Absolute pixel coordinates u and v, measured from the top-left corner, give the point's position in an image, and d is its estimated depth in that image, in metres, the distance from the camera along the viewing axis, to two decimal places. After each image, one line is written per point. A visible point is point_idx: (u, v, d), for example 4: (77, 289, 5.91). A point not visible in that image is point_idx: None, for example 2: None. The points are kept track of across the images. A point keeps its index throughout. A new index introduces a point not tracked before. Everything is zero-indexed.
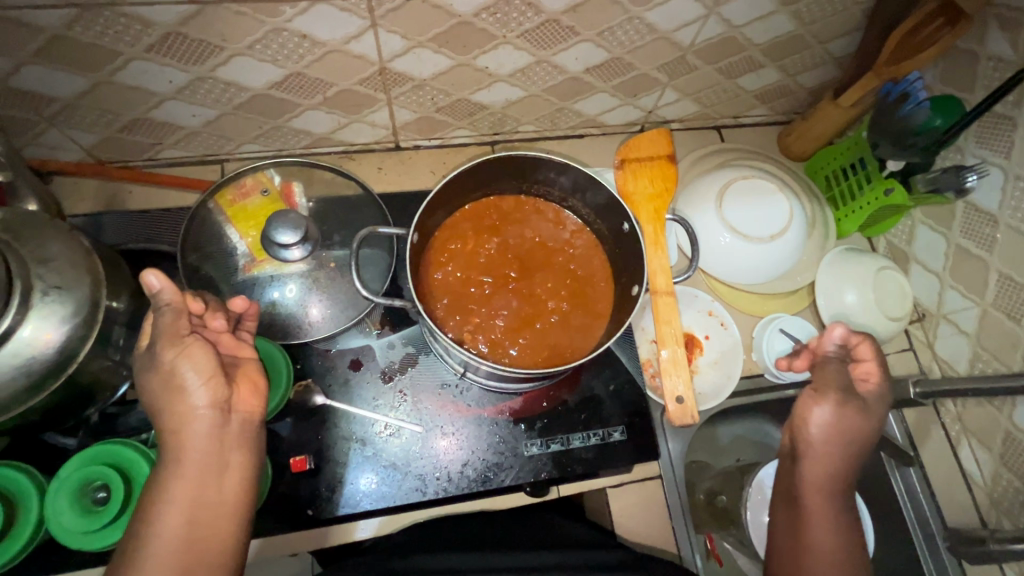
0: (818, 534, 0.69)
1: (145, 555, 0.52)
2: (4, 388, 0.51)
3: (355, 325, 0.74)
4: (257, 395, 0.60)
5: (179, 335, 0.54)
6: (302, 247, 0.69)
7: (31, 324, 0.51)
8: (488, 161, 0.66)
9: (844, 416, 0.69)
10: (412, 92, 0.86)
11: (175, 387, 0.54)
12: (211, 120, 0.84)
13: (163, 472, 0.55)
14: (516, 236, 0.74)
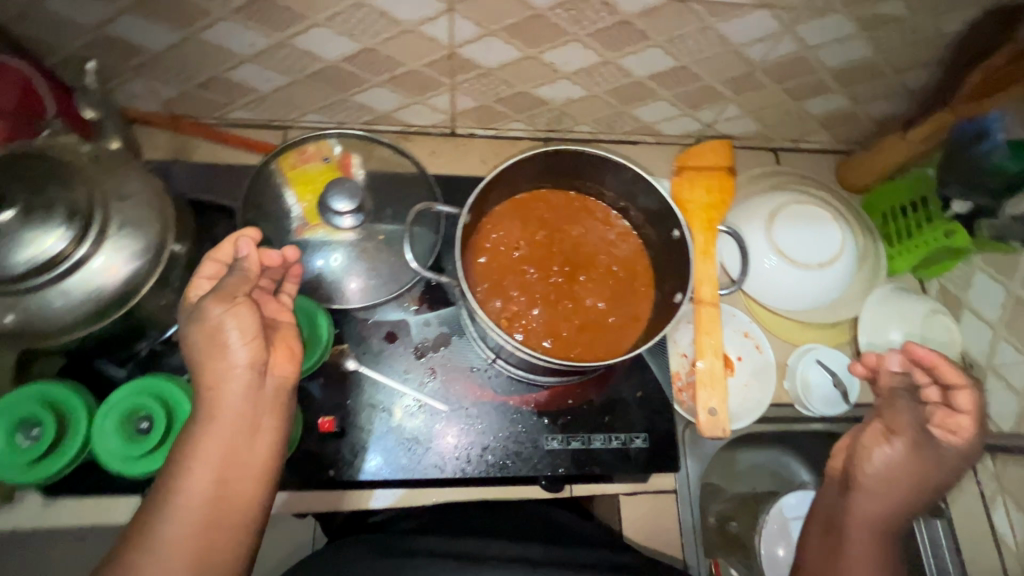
0: (856, 566, 0.72)
1: (177, 499, 0.54)
2: (74, 311, 0.54)
3: (395, 299, 0.75)
4: (292, 360, 0.61)
5: (233, 295, 0.56)
6: (355, 216, 0.72)
7: (104, 254, 0.54)
8: (549, 152, 0.67)
9: (908, 460, 0.73)
10: (477, 80, 0.87)
11: (217, 344, 0.55)
12: (281, 86, 0.87)
13: (196, 427, 0.56)
14: (563, 230, 0.75)
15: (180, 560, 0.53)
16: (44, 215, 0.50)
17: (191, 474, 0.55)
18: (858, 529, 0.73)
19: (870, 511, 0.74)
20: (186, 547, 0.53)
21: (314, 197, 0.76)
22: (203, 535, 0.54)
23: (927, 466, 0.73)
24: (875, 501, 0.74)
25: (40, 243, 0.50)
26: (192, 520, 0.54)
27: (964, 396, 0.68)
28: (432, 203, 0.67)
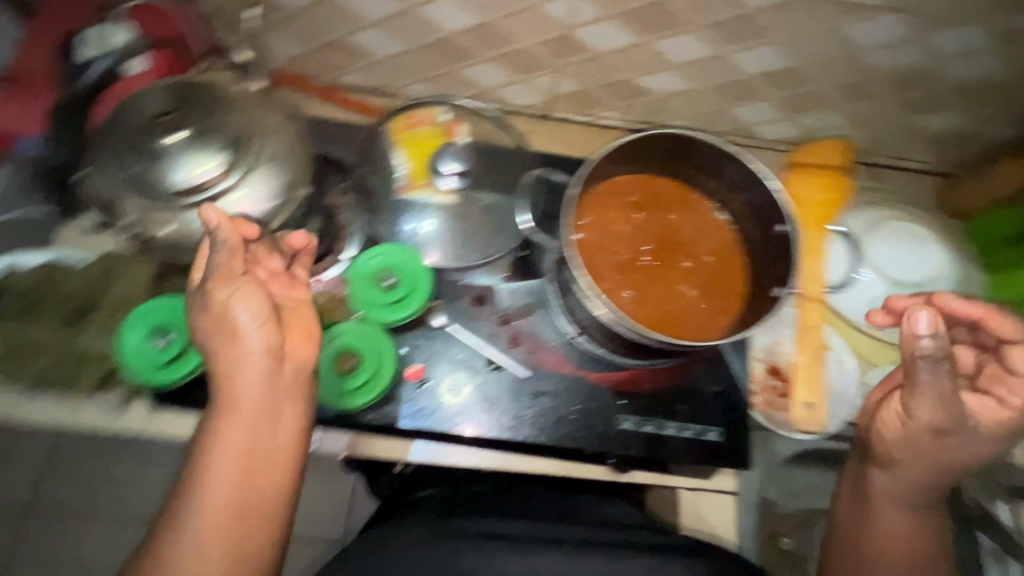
0: (888, 528, 0.66)
1: (202, 496, 0.53)
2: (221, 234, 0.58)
3: (486, 264, 0.78)
4: (309, 343, 0.60)
5: (233, 274, 0.56)
6: (459, 178, 0.76)
7: (245, 185, 0.57)
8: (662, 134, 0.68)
9: (930, 441, 0.64)
10: (583, 64, 0.88)
11: (230, 330, 0.55)
12: (396, 53, 0.91)
13: (217, 419, 0.56)
14: (658, 216, 0.75)
15: (212, 552, 0.52)
16: (204, 144, 0.56)
17: (213, 469, 0.54)
18: (884, 530, 0.66)
19: (901, 508, 0.67)
20: (217, 540, 0.52)
21: (421, 158, 0.79)
22: (237, 527, 0.53)
23: (954, 442, 0.64)
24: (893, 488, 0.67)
25: (196, 167, 0.56)
26: (218, 514, 0.53)
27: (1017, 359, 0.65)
28: (548, 170, 0.81)
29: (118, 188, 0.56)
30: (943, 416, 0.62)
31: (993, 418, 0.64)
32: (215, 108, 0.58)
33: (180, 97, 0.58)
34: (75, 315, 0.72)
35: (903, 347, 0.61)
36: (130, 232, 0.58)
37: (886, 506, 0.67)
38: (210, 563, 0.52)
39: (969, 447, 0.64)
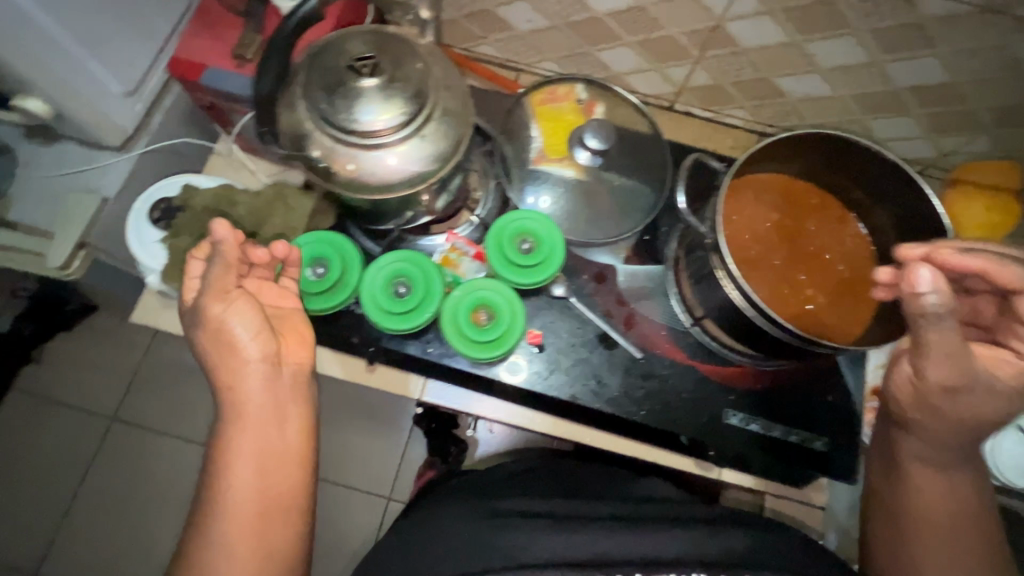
0: (926, 498, 0.58)
1: (227, 502, 0.56)
2: (402, 176, 0.61)
3: (609, 244, 0.79)
4: (302, 346, 0.64)
5: (225, 288, 0.58)
6: (595, 155, 0.76)
7: (428, 130, 0.60)
8: (820, 134, 0.66)
9: (949, 405, 0.54)
10: (725, 58, 0.88)
11: (231, 344, 0.58)
12: (538, 29, 0.92)
13: (225, 431, 0.58)
14: (791, 216, 0.74)
15: (241, 554, 0.54)
16: (392, 94, 0.57)
17: (232, 478, 0.56)
18: (928, 523, 0.58)
19: (932, 482, 0.59)
20: (244, 544, 0.55)
21: (557, 133, 0.82)
22: (261, 524, 0.56)
23: (966, 397, 0.54)
24: (914, 464, 0.59)
25: (374, 110, 0.57)
26: (243, 517, 0.55)
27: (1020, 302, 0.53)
28: (704, 153, 0.66)
29: (305, 123, 0.59)
30: (959, 374, 0.52)
31: (1010, 372, 0.54)
32: (397, 51, 0.59)
33: (368, 36, 0.59)
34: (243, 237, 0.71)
35: (909, 307, 0.50)
36: (306, 165, 0.60)
37: (923, 494, 0.59)
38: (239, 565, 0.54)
39: (983, 400, 0.54)
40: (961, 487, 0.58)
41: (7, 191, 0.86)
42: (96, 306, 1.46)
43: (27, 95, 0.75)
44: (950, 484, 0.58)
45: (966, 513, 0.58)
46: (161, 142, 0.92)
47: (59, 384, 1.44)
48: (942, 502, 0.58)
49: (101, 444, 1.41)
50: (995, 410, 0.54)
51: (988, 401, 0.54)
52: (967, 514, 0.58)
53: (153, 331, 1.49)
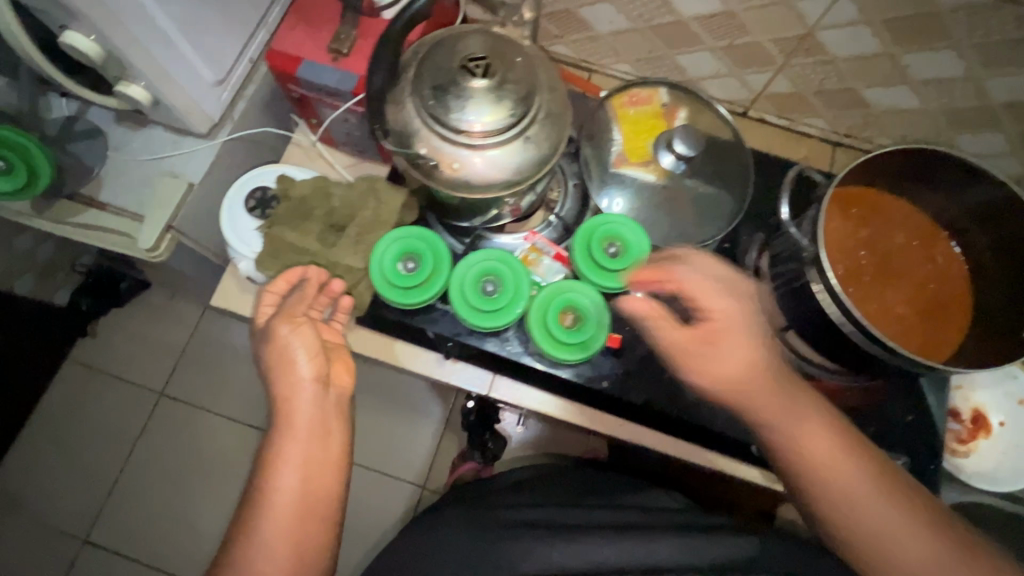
0: (834, 474, 0.57)
1: (267, 505, 0.56)
2: (502, 177, 0.62)
3: (689, 251, 0.79)
4: (348, 373, 0.67)
5: (295, 314, 0.65)
6: (679, 161, 0.76)
7: (531, 132, 0.60)
8: (929, 152, 0.64)
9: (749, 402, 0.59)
10: (812, 66, 0.86)
11: (290, 361, 0.63)
12: (618, 31, 0.91)
13: (274, 441, 0.60)
14: (883, 232, 0.73)
15: (277, 563, 0.54)
16: (502, 95, 0.58)
17: (274, 483, 0.57)
18: (842, 495, 0.56)
19: (819, 456, 0.57)
20: (281, 553, 0.55)
21: (638, 137, 0.82)
22: (297, 530, 0.56)
23: (759, 392, 0.59)
24: (797, 454, 0.58)
25: (482, 113, 0.57)
26: (283, 526, 0.55)
27: (713, 301, 0.60)
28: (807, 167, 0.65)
29: (412, 120, 0.60)
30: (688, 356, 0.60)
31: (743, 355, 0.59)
32: (507, 54, 0.59)
33: (477, 36, 0.59)
34: (332, 229, 0.73)
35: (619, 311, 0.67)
36: (409, 162, 0.61)
37: (816, 470, 0.57)
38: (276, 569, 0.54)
39: (770, 397, 0.59)
40: (840, 444, 0.58)
41: (97, 172, 0.87)
42: (149, 283, 1.50)
43: (130, 81, 0.76)
44: (833, 450, 0.57)
45: (861, 465, 0.57)
46: (243, 131, 0.93)
47: (113, 358, 1.49)
48: (827, 467, 0.57)
49: (148, 419, 1.45)
50: (769, 376, 0.59)
51: (759, 373, 0.59)
52: (865, 466, 0.57)
53: (204, 311, 1.53)
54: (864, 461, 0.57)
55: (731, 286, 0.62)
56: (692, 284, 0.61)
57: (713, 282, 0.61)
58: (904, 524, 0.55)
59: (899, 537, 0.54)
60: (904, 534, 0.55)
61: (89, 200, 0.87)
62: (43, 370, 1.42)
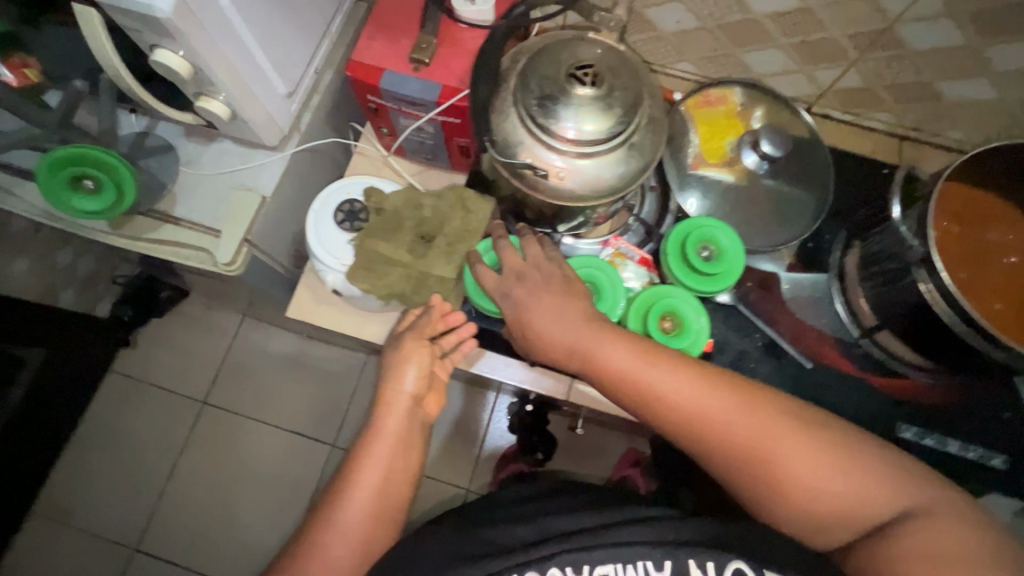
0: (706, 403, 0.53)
1: (352, 497, 0.56)
2: (607, 185, 0.61)
3: (773, 251, 0.79)
4: (439, 404, 0.68)
5: (422, 334, 0.68)
6: (764, 160, 0.76)
7: (636, 140, 0.61)
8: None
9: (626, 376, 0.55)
10: (886, 60, 0.85)
11: (398, 372, 0.64)
12: (685, 30, 0.89)
13: (364, 443, 0.60)
14: (979, 230, 0.73)
15: (342, 554, 0.54)
16: (611, 102, 0.57)
17: (358, 478, 0.57)
18: (713, 433, 0.52)
19: (680, 393, 0.53)
20: (349, 547, 0.55)
21: (715, 137, 0.81)
22: (369, 527, 0.56)
23: (588, 339, 0.57)
24: (646, 397, 0.54)
25: (593, 121, 0.57)
26: (358, 523, 0.55)
27: (504, 302, 0.63)
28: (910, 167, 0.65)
29: (518, 131, 0.60)
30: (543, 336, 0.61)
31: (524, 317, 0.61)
32: (618, 65, 0.59)
33: (586, 47, 0.60)
34: (422, 240, 0.73)
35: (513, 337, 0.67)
36: (512, 173, 0.61)
37: (687, 411, 0.53)
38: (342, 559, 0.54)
39: (583, 328, 0.58)
40: (676, 367, 0.55)
41: (170, 187, 0.87)
42: (188, 292, 1.50)
43: (211, 96, 0.75)
44: (667, 374, 0.54)
45: (718, 388, 0.53)
46: (310, 143, 0.93)
47: (152, 368, 1.48)
48: (695, 402, 0.53)
49: (191, 431, 1.43)
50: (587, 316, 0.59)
51: (578, 318, 0.59)
52: (730, 393, 0.53)
53: (243, 320, 1.52)
54: (725, 388, 0.53)
55: (545, 260, 0.65)
56: (489, 282, 0.65)
57: (497, 277, 0.65)
58: (784, 437, 0.51)
59: (783, 454, 0.50)
60: (786, 451, 0.50)
61: (162, 215, 0.87)
62: (87, 383, 1.41)
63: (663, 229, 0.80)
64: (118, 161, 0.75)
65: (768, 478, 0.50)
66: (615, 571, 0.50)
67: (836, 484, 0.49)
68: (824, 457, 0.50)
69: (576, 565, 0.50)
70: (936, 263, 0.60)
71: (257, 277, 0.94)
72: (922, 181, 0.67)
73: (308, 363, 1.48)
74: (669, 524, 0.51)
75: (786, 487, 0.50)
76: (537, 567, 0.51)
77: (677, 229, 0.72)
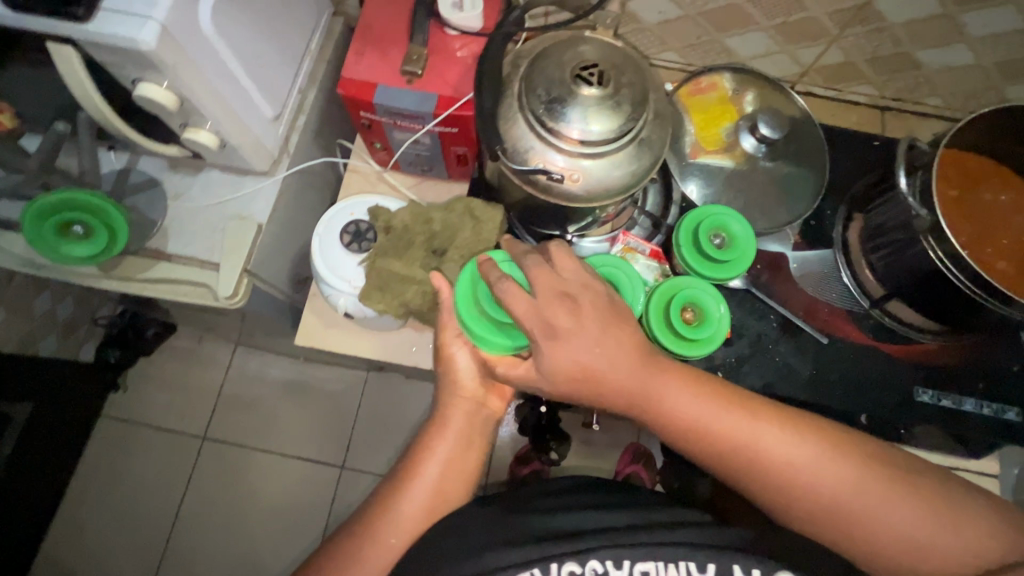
0: (745, 430, 0.53)
1: (407, 493, 0.60)
2: (620, 182, 0.61)
3: (779, 231, 0.81)
4: (504, 401, 0.67)
5: (456, 334, 0.63)
6: (761, 143, 0.77)
7: (644, 136, 0.61)
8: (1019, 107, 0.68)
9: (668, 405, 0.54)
10: (866, 35, 0.86)
11: (452, 373, 0.64)
12: (668, 20, 0.89)
13: (427, 434, 0.63)
14: (975, 196, 0.75)
15: (394, 542, 0.59)
16: (620, 100, 0.57)
17: (415, 475, 0.61)
18: (760, 461, 0.53)
19: (725, 423, 0.54)
20: (403, 533, 0.59)
21: (710, 124, 0.81)
22: (424, 520, 0.60)
23: (632, 373, 0.53)
24: (690, 428, 0.54)
25: (604, 119, 0.57)
26: (411, 514, 0.59)
27: (537, 336, 0.51)
28: (911, 139, 0.68)
29: (527, 136, 0.59)
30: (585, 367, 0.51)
31: (568, 349, 0.51)
32: (622, 64, 0.60)
33: (589, 48, 0.60)
34: (434, 254, 0.73)
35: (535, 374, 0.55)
36: (525, 180, 0.61)
37: (736, 440, 0.53)
38: (390, 547, 0.59)
39: (629, 361, 0.53)
40: (719, 398, 0.55)
41: (161, 223, 0.84)
42: (176, 327, 1.44)
43: (199, 127, 0.72)
44: (713, 405, 0.54)
45: (765, 418, 0.54)
46: (301, 164, 0.91)
47: (148, 408, 1.43)
48: (747, 434, 0.53)
49: (194, 467, 1.39)
50: (635, 345, 0.53)
51: (625, 350, 0.53)
52: (779, 423, 0.54)
53: (236, 349, 1.47)
54: (772, 417, 0.54)
55: (586, 281, 0.54)
56: (519, 310, 0.51)
57: (528, 304, 0.51)
58: (830, 464, 0.52)
59: (829, 480, 0.52)
60: (832, 476, 0.52)
61: (156, 252, 0.84)
62: (78, 430, 1.35)
63: (670, 220, 0.81)
64: (91, 195, 0.73)
65: (815, 502, 0.52)
66: (656, 568, 0.52)
67: (878, 508, 0.51)
68: (870, 488, 0.51)
69: (617, 559, 0.53)
70: (945, 231, 0.62)
71: (260, 306, 0.92)
72: (920, 150, 0.69)
73: (310, 386, 1.45)
74: (709, 530, 0.55)
75: (829, 511, 0.52)
76: (579, 558, 0.53)
77: (689, 217, 0.73)
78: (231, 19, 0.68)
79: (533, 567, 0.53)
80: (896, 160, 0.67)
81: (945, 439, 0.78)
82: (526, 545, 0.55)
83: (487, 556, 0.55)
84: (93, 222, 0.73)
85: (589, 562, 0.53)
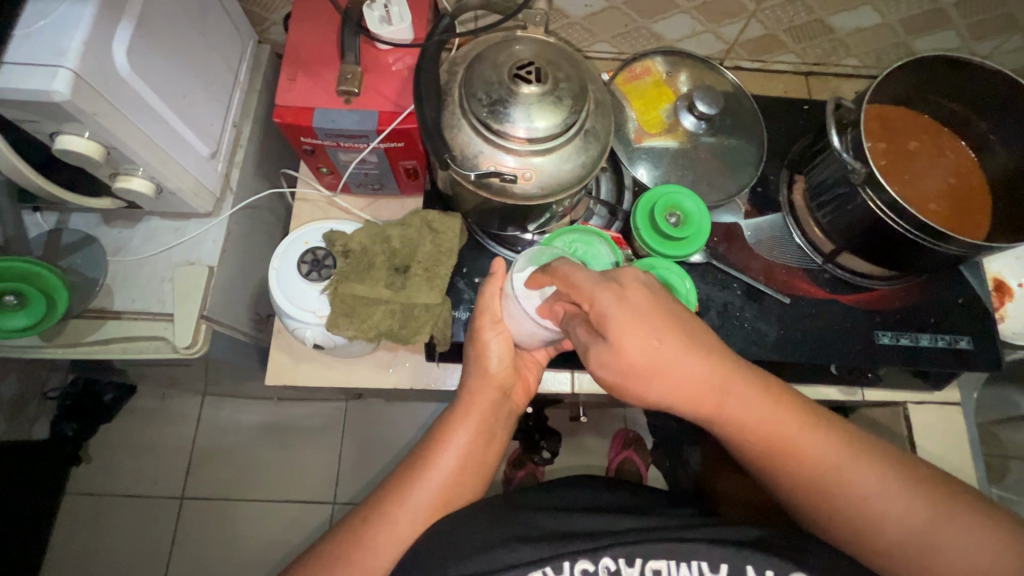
0: (848, 464, 0.54)
1: (415, 497, 0.58)
2: (572, 174, 0.62)
3: (730, 202, 0.84)
4: (525, 395, 0.70)
5: (495, 316, 0.65)
6: (701, 119, 0.80)
7: (589, 128, 0.62)
8: (931, 57, 0.72)
9: (778, 422, 0.54)
10: (782, 6, 0.90)
11: (483, 357, 0.65)
12: (595, 12, 0.91)
13: (448, 422, 0.63)
14: (904, 144, 0.80)
15: (404, 536, 0.57)
16: (560, 95, 0.58)
17: (427, 473, 0.60)
18: (821, 470, 0.54)
19: (807, 442, 0.54)
20: (415, 526, 0.58)
21: (649, 107, 0.83)
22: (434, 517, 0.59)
23: (703, 399, 0.52)
24: (762, 436, 0.54)
25: (547, 113, 0.57)
26: (418, 516, 0.58)
27: (604, 295, 0.50)
28: (837, 99, 0.72)
29: (474, 141, 0.59)
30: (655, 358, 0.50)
31: (632, 320, 0.49)
32: (557, 59, 0.60)
33: (522, 46, 0.60)
34: (397, 272, 0.73)
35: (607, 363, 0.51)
36: (479, 185, 0.61)
37: (811, 455, 0.54)
38: (401, 543, 0.57)
39: (702, 388, 0.52)
40: (810, 421, 0.55)
41: (104, 281, 0.79)
42: (136, 387, 1.36)
43: (130, 174, 0.69)
44: (813, 432, 0.54)
45: (850, 445, 0.55)
46: (246, 200, 0.88)
47: (119, 475, 1.35)
48: (845, 469, 0.54)
49: (177, 528, 1.32)
50: (709, 380, 0.52)
51: (699, 382, 0.52)
52: (882, 468, 0.54)
53: (205, 400, 1.41)
54: (876, 463, 0.54)
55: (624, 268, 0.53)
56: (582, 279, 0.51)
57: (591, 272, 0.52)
58: (897, 498, 0.53)
59: (891, 510, 0.52)
60: (869, 486, 0.53)
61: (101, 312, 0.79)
62: (43, 513, 1.26)
63: (625, 205, 0.83)
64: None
65: (854, 517, 0.53)
66: (668, 568, 0.52)
67: (912, 539, 0.52)
68: (935, 526, 0.51)
69: (629, 556, 0.52)
70: (880, 180, 0.66)
71: (223, 350, 0.88)
72: (846, 108, 0.72)
73: (288, 426, 1.40)
74: (719, 529, 0.55)
75: (876, 541, 0.53)
76: (592, 555, 0.52)
77: (645, 198, 0.76)
78: (149, 58, 0.65)
79: (545, 565, 0.52)
80: (826, 121, 0.71)
81: (909, 375, 0.82)
82: (536, 544, 0.54)
83: (497, 552, 0.54)
84: (28, 290, 0.68)
85: (602, 560, 0.52)
